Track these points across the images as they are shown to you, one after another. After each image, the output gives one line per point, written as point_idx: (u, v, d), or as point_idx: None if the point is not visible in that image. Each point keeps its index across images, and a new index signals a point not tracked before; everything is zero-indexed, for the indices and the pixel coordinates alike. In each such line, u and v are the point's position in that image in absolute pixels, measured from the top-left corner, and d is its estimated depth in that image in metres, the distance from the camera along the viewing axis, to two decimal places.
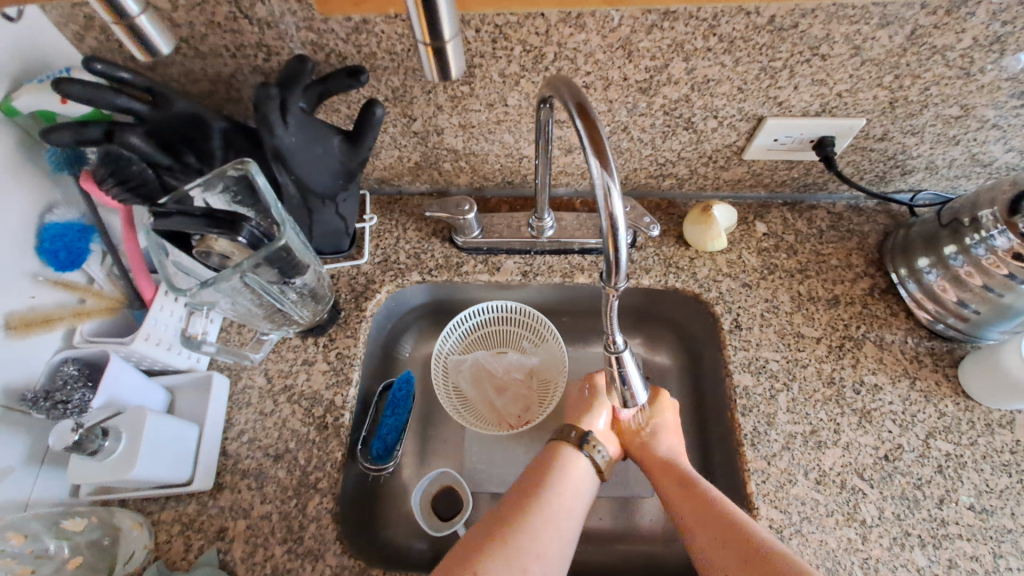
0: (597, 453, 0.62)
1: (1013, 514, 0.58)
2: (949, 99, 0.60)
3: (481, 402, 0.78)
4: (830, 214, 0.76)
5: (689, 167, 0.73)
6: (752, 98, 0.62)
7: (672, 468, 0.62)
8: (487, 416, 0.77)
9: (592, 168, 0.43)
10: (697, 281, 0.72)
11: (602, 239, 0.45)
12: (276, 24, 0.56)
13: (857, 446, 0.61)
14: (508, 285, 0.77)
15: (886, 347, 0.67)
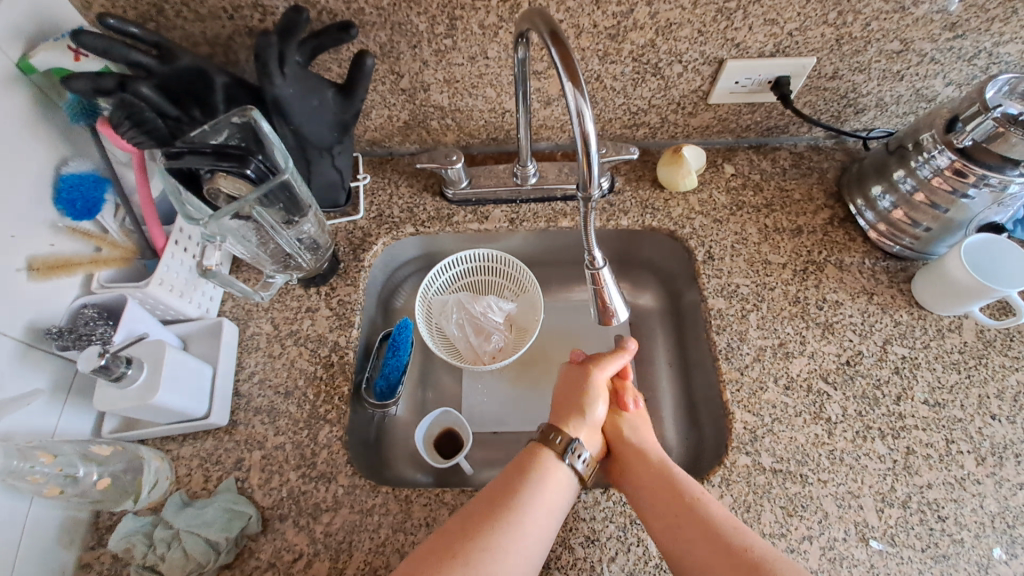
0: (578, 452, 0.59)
1: (962, 404, 0.64)
2: (888, 34, 0.66)
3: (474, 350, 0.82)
4: (791, 154, 0.83)
5: (660, 115, 0.79)
6: (711, 41, 0.67)
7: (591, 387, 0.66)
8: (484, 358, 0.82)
9: (565, 90, 0.47)
10: (672, 220, 0.78)
11: (578, 156, 0.49)
12: None
13: (821, 353, 0.67)
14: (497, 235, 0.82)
15: (845, 269, 0.73)
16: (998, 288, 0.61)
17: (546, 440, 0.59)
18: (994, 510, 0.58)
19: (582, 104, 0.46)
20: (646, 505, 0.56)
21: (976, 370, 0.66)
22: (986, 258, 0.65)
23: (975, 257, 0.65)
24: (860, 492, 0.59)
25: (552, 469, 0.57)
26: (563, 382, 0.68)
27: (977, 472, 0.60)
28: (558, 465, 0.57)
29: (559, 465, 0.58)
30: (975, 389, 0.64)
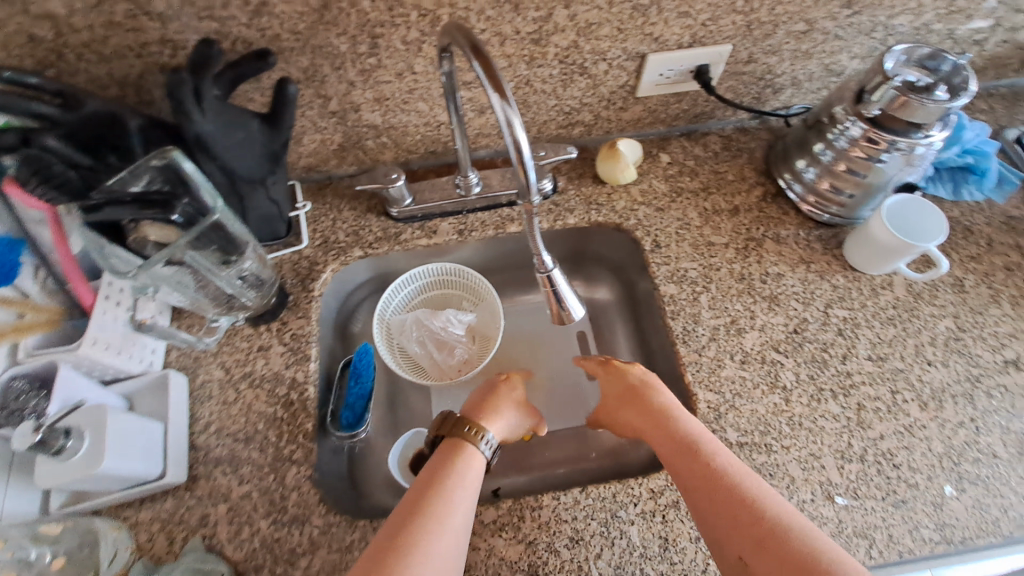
0: (486, 438, 0.61)
1: (901, 355, 0.68)
2: (793, 16, 0.70)
3: (437, 366, 0.81)
4: (721, 137, 0.86)
5: (592, 113, 0.81)
6: (631, 37, 0.69)
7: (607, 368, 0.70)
8: (449, 373, 0.81)
9: (492, 100, 0.47)
10: (616, 213, 0.80)
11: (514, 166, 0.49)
12: (179, 17, 0.58)
13: (770, 325, 0.70)
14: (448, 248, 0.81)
15: (783, 242, 0.76)
16: (919, 244, 0.66)
17: (456, 429, 0.62)
18: (941, 450, 0.62)
19: (512, 113, 0.46)
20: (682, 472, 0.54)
21: (910, 322, 0.70)
22: (905, 220, 0.70)
23: (896, 219, 0.70)
24: (821, 452, 0.62)
25: (465, 456, 0.59)
26: (478, 390, 0.71)
27: (922, 417, 0.64)
28: (471, 450, 0.60)
29: (471, 450, 0.60)
30: (911, 339, 0.69)
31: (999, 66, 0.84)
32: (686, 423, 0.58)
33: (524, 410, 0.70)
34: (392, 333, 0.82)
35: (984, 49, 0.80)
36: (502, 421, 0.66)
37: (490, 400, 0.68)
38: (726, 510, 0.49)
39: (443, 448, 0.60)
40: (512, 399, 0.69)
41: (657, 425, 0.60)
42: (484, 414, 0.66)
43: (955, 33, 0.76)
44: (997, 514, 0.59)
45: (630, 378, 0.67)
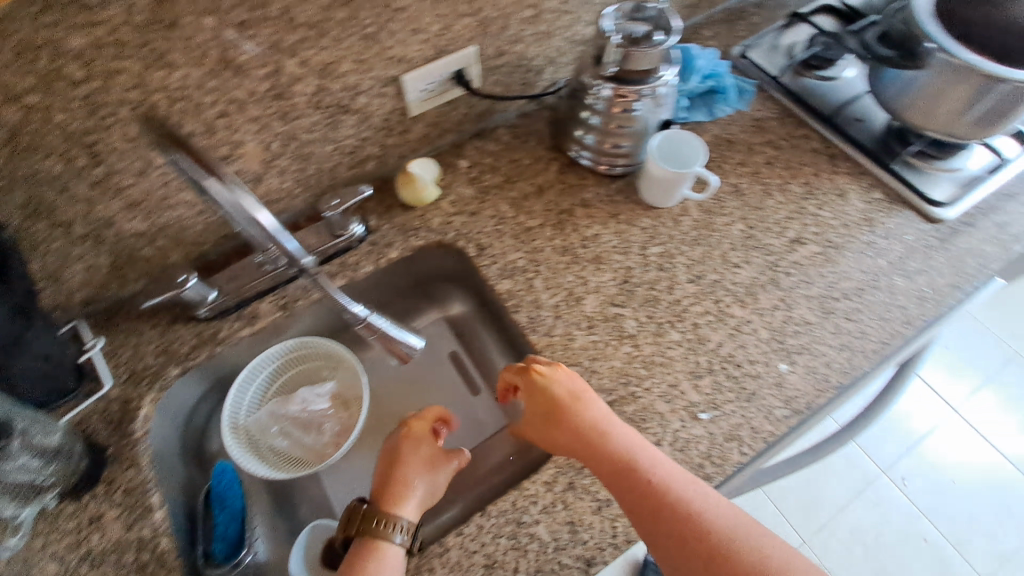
0: (399, 527, 0.57)
1: (714, 267, 0.75)
2: (518, 4, 0.74)
3: (315, 448, 0.76)
4: (508, 127, 0.89)
5: (376, 144, 0.80)
6: (375, 65, 0.69)
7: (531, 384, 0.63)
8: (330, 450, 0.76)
9: (216, 190, 0.49)
10: (435, 231, 0.80)
11: (267, 241, 0.54)
12: None
13: (602, 284, 0.74)
14: (279, 327, 0.76)
15: (589, 204, 0.81)
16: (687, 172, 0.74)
17: (365, 526, 0.57)
18: (768, 336, 0.70)
19: (238, 193, 0.50)
20: (620, 492, 0.56)
21: (712, 236, 0.78)
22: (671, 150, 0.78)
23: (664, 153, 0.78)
24: (678, 380, 0.67)
25: (380, 556, 0.55)
26: (382, 459, 0.64)
27: (745, 314, 0.72)
28: (386, 547, 0.55)
29: (387, 549, 0.56)
30: (717, 250, 0.77)
31: None
32: (619, 438, 0.59)
33: (443, 460, 0.63)
34: (252, 436, 0.75)
35: None
36: (412, 495, 0.60)
37: (394, 473, 0.61)
38: (673, 533, 0.51)
39: (354, 548, 0.56)
40: (423, 458, 0.62)
41: (591, 447, 0.58)
42: (396, 491, 0.60)
43: None
44: (824, 371, 0.67)
45: (558, 395, 0.62)
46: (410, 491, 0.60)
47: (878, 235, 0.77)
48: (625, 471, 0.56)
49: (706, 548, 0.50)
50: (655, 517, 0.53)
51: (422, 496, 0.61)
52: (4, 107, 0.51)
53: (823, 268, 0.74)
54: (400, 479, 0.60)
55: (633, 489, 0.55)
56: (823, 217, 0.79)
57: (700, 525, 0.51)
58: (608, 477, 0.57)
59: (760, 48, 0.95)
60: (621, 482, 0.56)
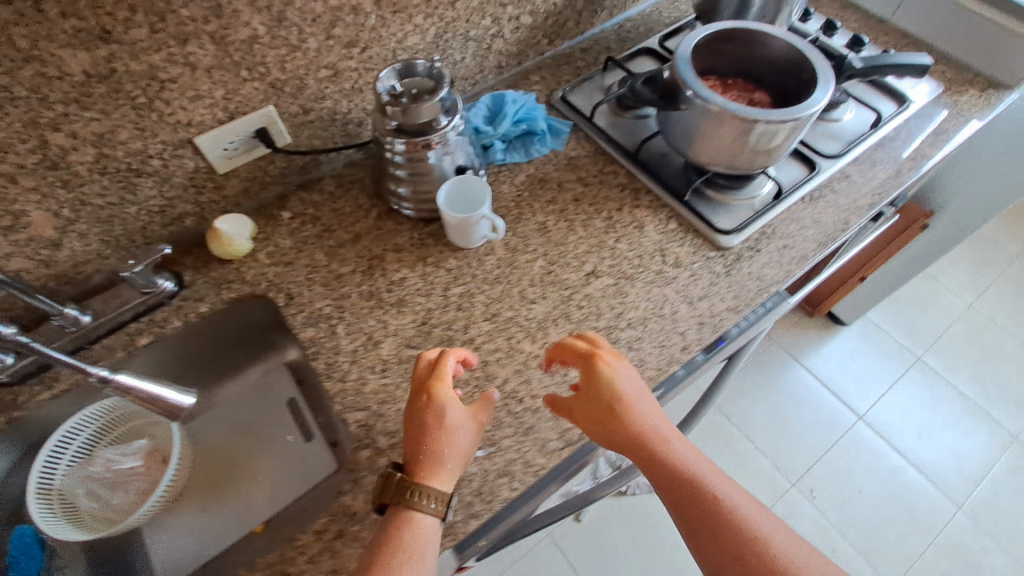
0: (437, 497, 0.59)
1: (510, 305, 0.78)
2: (309, 66, 0.78)
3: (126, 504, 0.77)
4: (335, 176, 0.93)
5: (188, 201, 0.82)
6: (160, 130, 0.72)
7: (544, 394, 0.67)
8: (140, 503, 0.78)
9: None
10: (248, 282, 0.82)
11: None
12: None
13: (401, 327, 0.77)
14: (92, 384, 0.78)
15: (401, 248, 0.84)
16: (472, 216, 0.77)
17: (402, 496, 0.58)
18: (553, 369, 0.73)
19: None
20: (662, 479, 0.62)
21: (512, 273, 0.81)
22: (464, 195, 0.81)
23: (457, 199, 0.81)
24: None
25: (415, 526, 0.58)
26: (409, 421, 0.62)
27: (534, 349, 0.75)
28: (420, 517, 0.58)
29: (421, 519, 0.58)
30: (516, 287, 0.80)
31: (531, 45, 1.03)
32: (666, 439, 0.64)
33: (466, 426, 0.62)
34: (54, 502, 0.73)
35: (505, 37, 0.97)
36: (442, 470, 0.60)
37: (444, 426, 0.61)
38: (713, 531, 0.58)
39: (393, 513, 0.59)
40: (463, 416, 0.62)
41: (614, 420, 0.64)
42: (425, 464, 0.60)
43: (469, 35, 0.92)
44: None
45: (609, 388, 0.64)
46: (456, 440, 0.61)
47: (668, 263, 0.81)
48: (671, 469, 0.62)
49: (732, 547, 0.57)
50: (695, 509, 0.60)
51: (469, 446, 0.62)
52: None
53: (613, 299, 0.78)
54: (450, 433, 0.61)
55: (676, 479, 0.62)
56: (620, 250, 0.83)
57: (729, 518, 0.58)
58: (652, 467, 0.63)
59: (580, 91, 1.00)
60: (670, 475, 0.62)
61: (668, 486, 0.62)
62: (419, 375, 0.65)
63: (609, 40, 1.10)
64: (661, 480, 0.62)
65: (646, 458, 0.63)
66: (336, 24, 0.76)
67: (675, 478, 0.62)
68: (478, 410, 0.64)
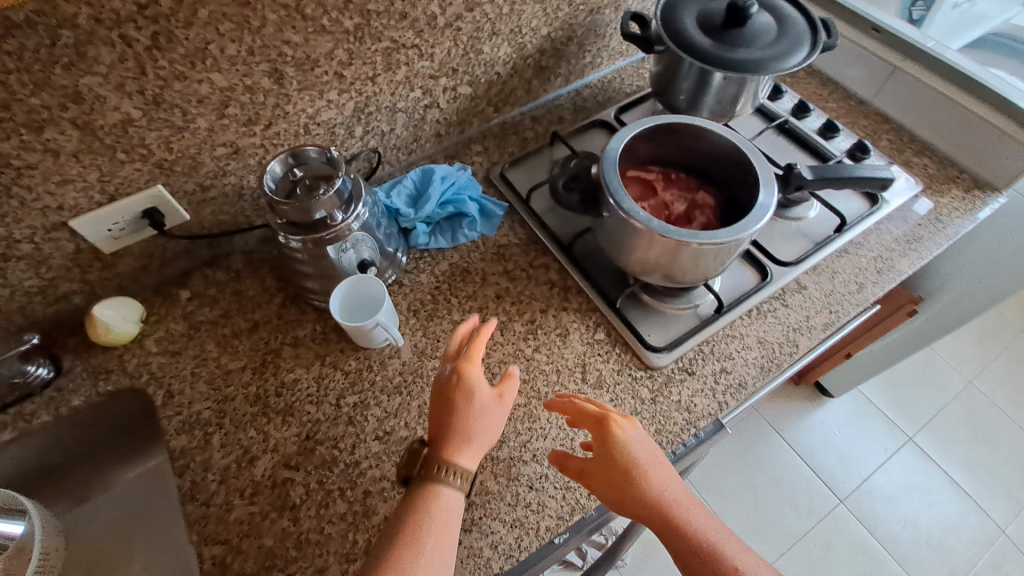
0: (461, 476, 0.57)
1: (406, 423, 0.70)
2: (203, 146, 0.71)
3: None
4: (245, 253, 0.85)
5: (72, 281, 0.76)
6: (25, 215, 0.66)
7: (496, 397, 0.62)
8: None
9: None
10: (128, 374, 0.75)
11: None
12: None
13: (282, 441, 0.69)
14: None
15: (299, 343, 0.77)
16: (368, 323, 0.70)
17: (427, 472, 0.57)
18: None
19: None
20: (683, 554, 0.56)
21: (415, 384, 0.73)
22: (364, 298, 0.74)
23: (356, 302, 0.74)
24: (326, 564, 0.62)
25: (439, 502, 0.56)
26: (434, 399, 0.61)
27: None
28: (446, 494, 0.56)
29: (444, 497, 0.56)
30: (416, 401, 0.71)
31: (475, 113, 0.95)
32: (686, 511, 0.57)
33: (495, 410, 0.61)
34: None
35: (442, 108, 0.90)
36: (489, 419, 0.60)
37: (466, 406, 0.59)
38: None
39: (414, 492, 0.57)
40: (491, 393, 0.61)
41: (630, 486, 0.58)
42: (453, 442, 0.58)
43: (397, 107, 0.85)
44: (488, 554, 0.61)
45: (621, 451, 0.59)
46: (484, 429, 0.59)
47: (589, 382, 0.72)
48: (694, 540, 0.56)
49: None
50: None
51: (495, 428, 0.61)
52: None
53: (520, 424, 0.69)
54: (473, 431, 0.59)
55: (701, 555, 0.55)
56: (538, 362, 0.74)
57: None
58: (673, 537, 0.56)
59: (521, 167, 0.93)
60: (691, 548, 0.55)
61: (688, 560, 0.55)
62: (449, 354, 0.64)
63: (564, 109, 1.02)
64: (683, 551, 0.56)
65: (664, 528, 0.57)
66: (228, 104, 0.69)
67: (705, 552, 0.55)
68: (506, 389, 0.63)
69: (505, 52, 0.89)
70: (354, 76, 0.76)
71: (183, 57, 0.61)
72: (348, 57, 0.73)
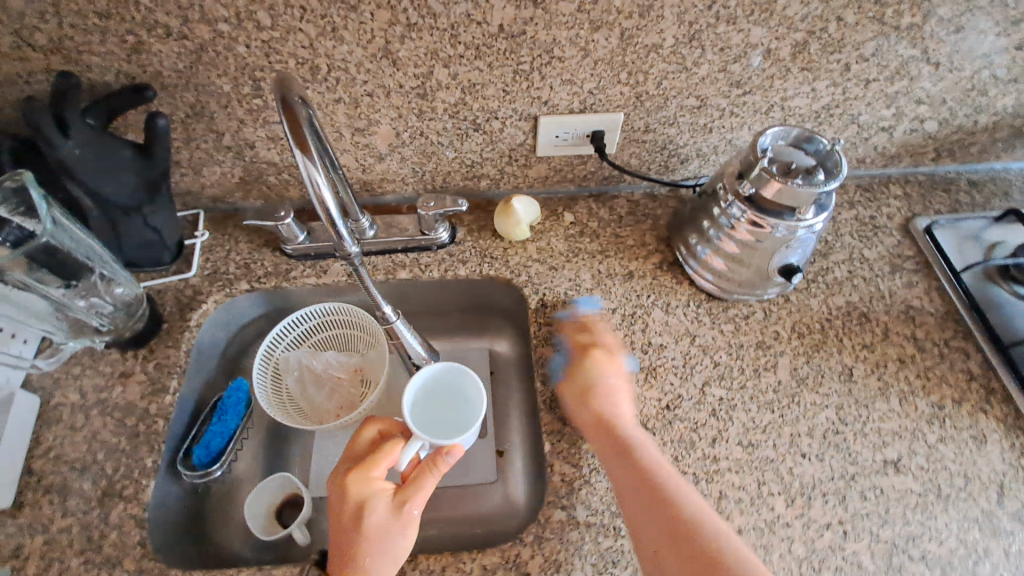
0: None
1: (775, 444, 0.64)
2: (682, 92, 0.70)
3: (286, 399, 0.79)
4: (628, 202, 0.85)
5: (495, 167, 0.80)
6: (520, 99, 0.70)
7: (360, 510, 0.55)
8: (288, 411, 0.78)
9: (299, 158, 0.46)
10: (509, 268, 0.79)
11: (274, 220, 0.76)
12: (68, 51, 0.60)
13: (643, 398, 0.67)
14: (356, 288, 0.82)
15: (671, 313, 0.74)
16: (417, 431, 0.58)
17: None
18: (802, 554, 0.58)
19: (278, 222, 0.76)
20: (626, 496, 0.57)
21: (790, 409, 0.67)
22: (456, 403, 0.64)
23: (433, 393, 0.65)
24: None
25: (365, 488, 0.57)
26: (348, 512, 0.56)
27: (787, 514, 0.60)
28: (388, 529, 0.55)
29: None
30: (788, 427, 0.66)
31: (914, 153, 0.84)
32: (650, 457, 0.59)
33: (400, 525, 0.55)
34: (282, 357, 0.81)
35: (892, 136, 0.80)
36: (378, 560, 0.54)
37: (361, 528, 0.55)
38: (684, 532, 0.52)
39: (339, 545, 0.55)
40: (362, 504, 0.56)
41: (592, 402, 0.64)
42: (348, 572, 0.53)
43: (857, 119, 0.76)
44: None
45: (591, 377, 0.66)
46: (372, 568, 0.53)
47: (1002, 513, 0.60)
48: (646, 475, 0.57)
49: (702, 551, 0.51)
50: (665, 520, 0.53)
51: (397, 548, 0.55)
52: (203, 27, 0.59)
53: (910, 513, 0.60)
54: (366, 530, 0.54)
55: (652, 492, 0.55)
56: (941, 454, 0.64)
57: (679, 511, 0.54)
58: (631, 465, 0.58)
59: (952, 230, 0.80)
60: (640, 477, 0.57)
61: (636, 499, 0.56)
62: (356, 450, 0.60)
63: (1014, 184, 0.86)
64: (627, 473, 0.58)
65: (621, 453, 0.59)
66: (737, 61, 0.67)
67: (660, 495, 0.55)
68: (382, 461, 0.57)
69: (1006, 101, 0.76)
70: (855, 73, 0.70)
71: (749, 4, 0.61)
72: (870, 52, 0.67)
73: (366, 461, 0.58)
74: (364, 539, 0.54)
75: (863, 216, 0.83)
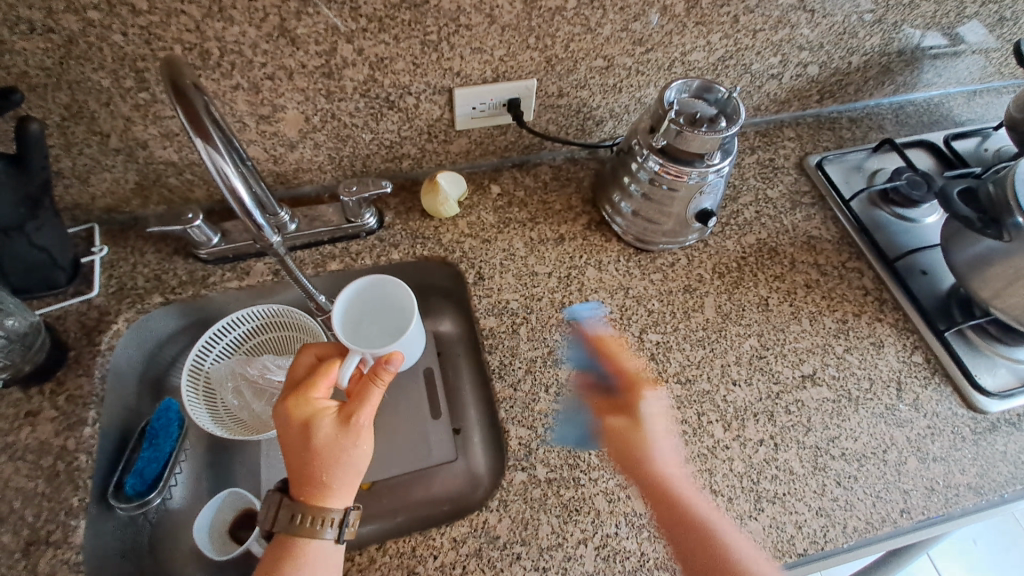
0: (329, 521, 0.53)
1: (710, 375, 0.70)
2: (589, 53, 0.72)
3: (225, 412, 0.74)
4: (551, 168, 0.87)
5: (415, 146, 0.79)
6: (431, 72, 0.69)
7: (309, 429, 0.54)
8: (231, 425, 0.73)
9: (200, 147, 0.44)
10: (442, 246, 0.78)
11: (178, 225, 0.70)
12: None
13: (587, 353, 0.70)
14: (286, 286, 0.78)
15: (604, 269, 0.77)
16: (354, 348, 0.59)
17: (288, 519, 0.52)
18: (742, 471, 0.64)
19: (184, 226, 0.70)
20: None
21: (718, 343, 0.72)
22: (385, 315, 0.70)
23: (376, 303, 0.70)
24: (628, 483, 0.62)
25: (309, 410, 0.56)
26: (295, 434, 0.55)
27: (726, 438, 0.66)
28: (341, 442, 0.54)
29: (311, 544, 0.52)
30: (719, 359, 0.71)
31: (800, 97, 0.91)
32: None
33: (352, 436, 0.55)
34: (213, 371, 0.75)
35: (781, 82, 0.87)
36: (335, 470, 0.54)
37: (313, 446, 0.54)
38: None
39: (293, 465, 0.54)
40: (309, 424, 0.54)
41: None
42: (307, 488, 0.53)
43: (750, 69, 0.82)
44: (791, 531, 0.61)
45: None
46: (330, 480, 0.53)
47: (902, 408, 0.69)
48: None
49: None
50: None
51: (354, 459, 0.55)
52: (69, 16, 0.54)
53: (826, 417, 0.68)
54: (316, 447, 0.54)
55: None
56: (848, 362, 0.72)
57: None
58: None
59: (839, 164, 0.89)
60: None
61: None
62: (296, 377, 0.59)
63: (885, 118, 0.96)
64: None
65: None
66: (637, 19, 0.70)
67: None
68: (323, 380, 0.57)
69: (872, 42, 0.84)
70: (744, 24, 0.75)
71: None
72: (754, 4, 0.72)
73: (304, 384, 0.57)
74: (316, 455, 0.53)
75: (764, 159, 0.90)
